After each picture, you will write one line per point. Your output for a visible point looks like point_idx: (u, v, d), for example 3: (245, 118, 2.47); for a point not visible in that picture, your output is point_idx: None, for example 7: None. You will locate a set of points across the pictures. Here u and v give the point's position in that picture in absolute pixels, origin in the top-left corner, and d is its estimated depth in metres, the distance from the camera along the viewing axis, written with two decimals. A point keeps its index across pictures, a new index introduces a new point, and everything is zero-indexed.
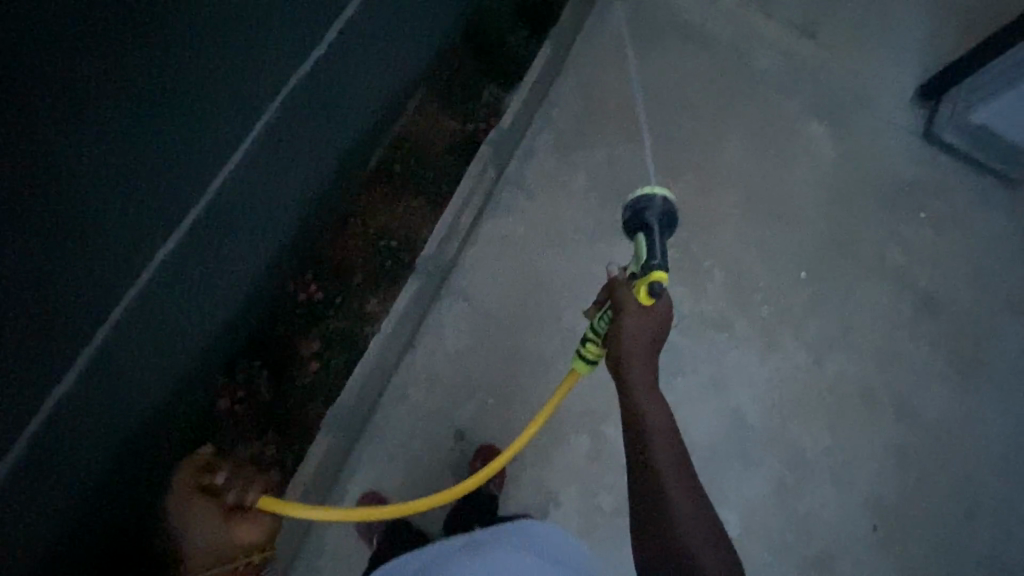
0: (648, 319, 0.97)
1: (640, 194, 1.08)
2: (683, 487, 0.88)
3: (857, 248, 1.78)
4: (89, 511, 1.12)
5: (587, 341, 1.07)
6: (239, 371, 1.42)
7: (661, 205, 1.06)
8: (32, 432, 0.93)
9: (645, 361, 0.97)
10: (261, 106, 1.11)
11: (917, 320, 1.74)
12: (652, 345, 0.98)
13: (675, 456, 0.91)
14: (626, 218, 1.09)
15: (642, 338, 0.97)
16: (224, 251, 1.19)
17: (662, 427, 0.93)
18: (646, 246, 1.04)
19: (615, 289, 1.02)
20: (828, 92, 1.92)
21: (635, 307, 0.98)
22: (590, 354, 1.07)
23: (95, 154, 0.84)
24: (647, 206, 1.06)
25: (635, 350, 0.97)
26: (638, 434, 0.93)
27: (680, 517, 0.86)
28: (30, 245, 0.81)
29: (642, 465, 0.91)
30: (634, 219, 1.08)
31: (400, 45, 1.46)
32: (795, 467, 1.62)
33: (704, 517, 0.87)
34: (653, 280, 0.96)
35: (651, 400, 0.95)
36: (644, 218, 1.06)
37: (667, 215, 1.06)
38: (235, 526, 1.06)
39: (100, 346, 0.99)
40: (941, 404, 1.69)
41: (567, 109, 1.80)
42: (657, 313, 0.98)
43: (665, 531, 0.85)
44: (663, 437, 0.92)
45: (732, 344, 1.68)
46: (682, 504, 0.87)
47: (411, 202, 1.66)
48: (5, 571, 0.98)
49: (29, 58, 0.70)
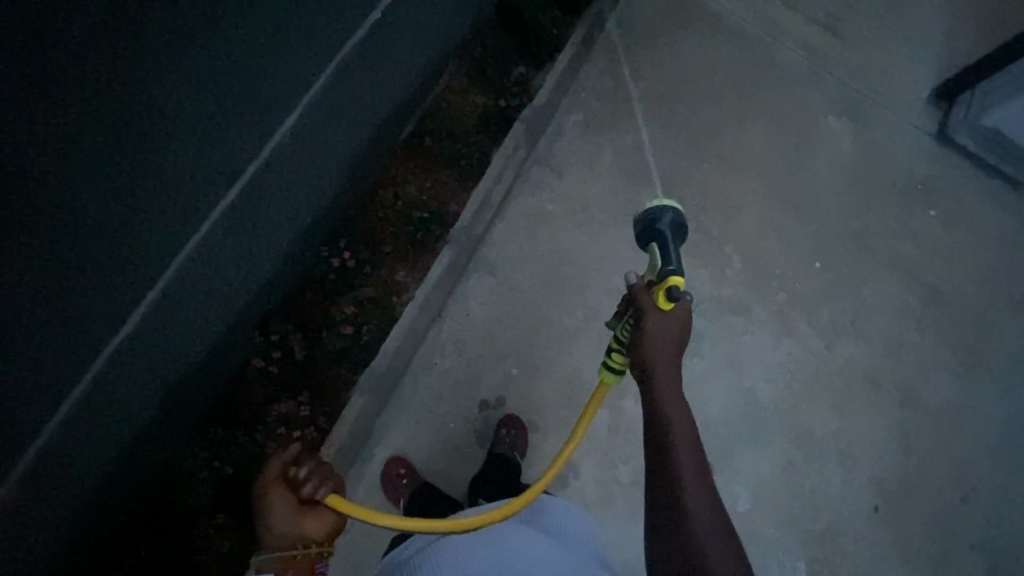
0: (669, 323, 0.96)
1: (651, 206, 1.11)
2: (703, 493, 0.83)
3: (870, 242, 1.84)
4: (135, 455, 1.16)
5: (612, 351, 1.04)
6: (273, 331, 1.46)
7: (672, 216, 1.09)
8: (96, 372, 0.96)
9: (667, 364, 0.93)
10: (318, 68, 1.12)
11: (923, 312, 1.81)
12: (675, 350, 0.95)
13: (696, 457, 0.87)
14: (638, 230, 1.12)
15: (665, 342, 0.94)
16: (275, 208, 1.22)
17: (683, 430, 0.89)
18: (659, 253, 1.06)
19: (635, 296, 1.00)
20: (849, 88, 1.96)
21: (656, 311, 0.96)
22: (614, 364, 1.04)
23: (176, 104, 0.87)
24: (658, 218, 1.09)
25: (658, 354, 0.94)
26: (658, 437, 0.89)
27: (697, 524, 0.81)
28: (110, 189, 0.84)
29: (660, 471, 0.87)
30: (646, 231, 1.10)
31: (441, 16, 1.48)
32: (803, 448, 1.68)
33: (722, 524, 0.83)
34: (672, 284, 0.96)
35: (674, 404, 0.91)
36: (656, 227, 1.08)
37: (677, 224, 1.09)
38: (306, 517, 1.01)
39: (161, 293, 1.02)
40: (941, 394, 1.76)
41: (596, 90, 1.83)
42: (678, 319, 0.96)
43: (680, 539, 0.81)
44: (686, 442, 0.88)
45: (748, 327, 1.73)
46: (700, 511, 0.82)
47: (444, 173, 1.65)
48: (60, 505, 1.02)
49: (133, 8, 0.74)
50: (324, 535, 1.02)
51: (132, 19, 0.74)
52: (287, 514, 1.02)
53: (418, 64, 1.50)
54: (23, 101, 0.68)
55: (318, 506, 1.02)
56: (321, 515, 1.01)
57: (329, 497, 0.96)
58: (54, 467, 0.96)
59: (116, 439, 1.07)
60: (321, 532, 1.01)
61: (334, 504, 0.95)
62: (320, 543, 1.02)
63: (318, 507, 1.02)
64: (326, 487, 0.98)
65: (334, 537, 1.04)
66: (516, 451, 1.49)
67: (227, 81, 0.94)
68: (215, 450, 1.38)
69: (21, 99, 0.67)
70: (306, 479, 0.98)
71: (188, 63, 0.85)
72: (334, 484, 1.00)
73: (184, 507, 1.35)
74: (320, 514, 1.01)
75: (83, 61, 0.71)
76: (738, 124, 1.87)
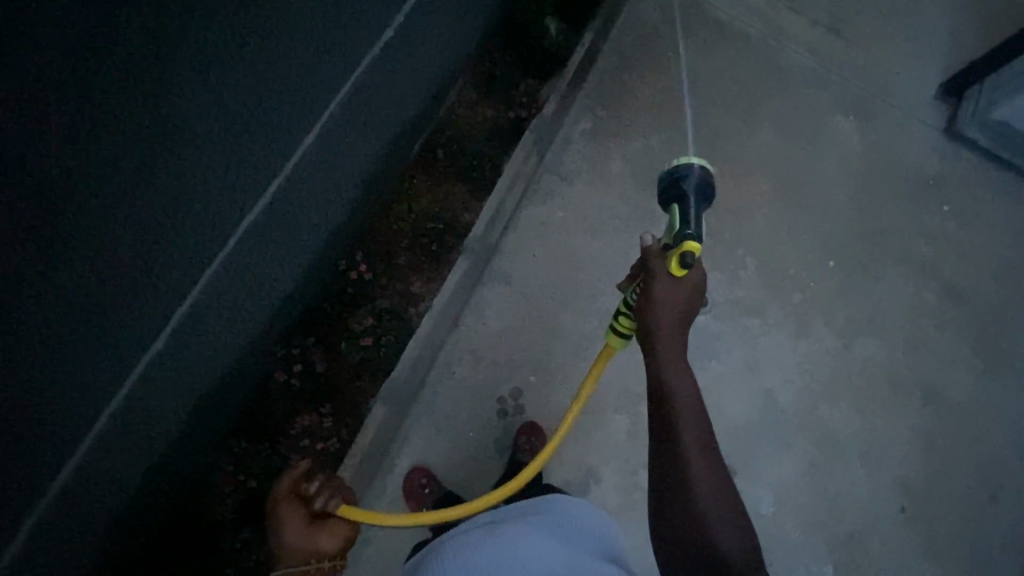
0: (676, 289, 0.99)
1: (680, 165, 1.13)
2: (704, 455, 0.88)
3: (884, 239, 1.84)
4: (168, 464, 1.18)
5: (620, 315, 1.10)
6: (295, 345, 1.49)
7: (698, 176, 1.11)
8: (131, 385, 0.98)
9: (672, 330, 0.98)
10: (336, 87, 1.16)
11: (941, 307, 1.80)
12: (682, 317, 0.99)
13: (699, 431, 0.90)
14: (664, 188, 1.14)
15: (672, 308, 0.99)
16: (294, 225, 1.25)
17: (687, 403, 0.92)
18: (680, 214, 1.08)
19: (648, 260, 1.03)
20: (855, 88, 1.97)
21: (667, 277, 1.00)
22: (622, 330, 1.10)
23: (206, 119, 0.90)
24: (685, 176, 1.11)
25: (663, 324, 0.98)
26: (662, 406, 0.93)
27: (699, 485, 0.85)
28: (146, 205, 0.87)
29: (664, 445, 0.90)
30: (672, 189, 1.13)
31: (448, 33, 1.51)
32: (826, 448, 1.67)
33: (724, 487, 0.87)
34: (687, 250, 0.96)
35: (678, 371, 0.95)
36: (681, 186, 1.10)
37: (702, 184, 1.11)
38: (320, 531, 1.01)
39: (191, 307, 1.05)
40: (964, 390, 1.74)
41: (602, 99, 1.85)
42: (690, 286, 0.99)
43: (683, 502, 0.85)
44: (690, 410, 0.92)
45: (764, 329, 1.73)
46: (706, 488, 0.85)
47: (454, 186, 1.68)
48: (96, 517, 1.04)
49: (173, 40, 0.78)
50: (338, 547, 1.01)
51: (169, 47, 0.78)
52: (299, 530, 1.01)
53: (428, 79, 1.54)
54: (70, 125, 0.70)
55: (330, 519, 1.02)
56: (334, 527, 1.02)
57: (340, 508, 1.00)
58: (90, 481, 0.98)
59: (146, 454, 1.09)
60: (335, 545, 1.01)
61: (344, 513, 1.00)
62: (333, 556, 1.01)
63: (331, 520, 1.02)
64: (337, 498, 1.01)
65: (347, 549, 1.03)
66: None
67: (251, 94, 0.96)
68: (241, 462, 1.40)
69: (75, 123, 0.71)
70: (316, 493, 1.01)
71: (217, 85, 0.89)
72: (344, 495, 1.04)
73: (213, 518, 1.37)
74: (333, 525, 1.01)
75: (130, 87, 0.75)
76: (745, 128, 1.89)
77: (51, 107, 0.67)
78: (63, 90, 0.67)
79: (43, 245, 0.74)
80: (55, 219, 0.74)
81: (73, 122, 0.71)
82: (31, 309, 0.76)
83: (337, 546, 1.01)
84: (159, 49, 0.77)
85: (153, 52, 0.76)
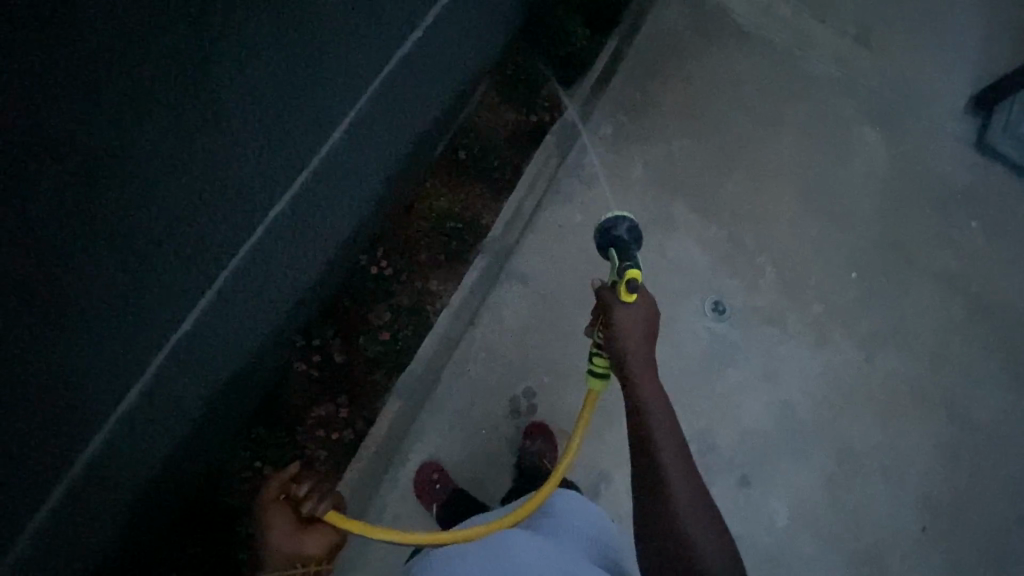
0: (633, 315, 0.98)
1: (608, 218, 1.15)
2: (691, 492, 0.89)
3: (909, 251, 1.80)
4: (188, 448, 1.22)
5: (594, 356, 1.09)
6: (315, 336, 1.51)
7: (628, 224, 1.13)
8: (157, 365, 1.01)
9: (644, 360, 0.97)
10: (364, 85, 1.18)
11: (968, 323, 1.75)
12: (647, 343, 0.98)
13: (678, 451, 0.91)
14: (597, 239, 1.15)
15: (634, 334, 0.97)
16: (318, 217, 1.27)
17: (663, 425, 0.93)
18: (618, 258, 1.09)
19: (600, 295, 1.03)
20: (882, 99, 1.95)
21: (621, 305, 0.99)
22: (599, 369, 1.09)
23: (240, 109, 0.92)
24: (615, 226, 1.13)
25: (630, 352, 0.97)
26: (640, 433, 0.93)
27: (686, 519, 0.87)
28: (183, 190, 0.89)
29: (645, 472, 0.92)
30: (604, 238, 1.14)
31: (473, 36, 1.54)
32: (844, 461, 1.63)
33: (710, 516, 0.88)
34: (630, 277, 0.98)
35: (658, 409, 0.94)
36: (612, 235, 1.12)
37: (633, 232, 1.13)
38: (305, 536, 1.06)
39: (218, 292, 1.08)
40: (991, 407, 1.69)
41: (625, 104, 1.86)
42: (643, 310, 0.99)
43: (675, 550, 0.86)
44: (672, 450, 0.91)
45: (783, 338, 1.71)
46: (687, 509, 0.87)
47: (475, 186, 1.70)
48: (115, 496, 1.06)
49: (212, 29, 0.81)
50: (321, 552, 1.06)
51: (205, 34, 0.80)
52: (286, 534, 1.05)
53: (453, 81, 1.56)
54: (114, 105, 0.73)
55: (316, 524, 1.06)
56: (319, 532, 1.06)
57: (328, 514, 0.97)
58: (114, 456, 1.01)
59: (168, 435, 1.13)
60: (320, 548, 1.06)
61: (329, 519, 0.98)
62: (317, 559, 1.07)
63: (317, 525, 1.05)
64: (325, 502, 1.00)
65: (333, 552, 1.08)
66: (544, 457, 1.48)
67: (285, 85, 0.98)
68: (257, 451, 1.43)
69: (119, 104, 0.74)
70: (305, 496, 1.01)
71: (252, 78, 0.91)
72: (332, 500, 1.02)
73: (228, 505, 1.39)
74: (319, 532, 1.05)
75: (173, 73, 0.78)
76: (768, 136, 1.88)
77: (94, 84, 0.70)
78: (104, 66, 0.70)
79: (88, 218, 0.77)
80: (94, 200, 0.77)
81: (112, 104, 0.73)
82: (70, 282, 0.79)
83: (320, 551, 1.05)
84: (198, 34, 0.79)
85: (192, 38, 0.79)
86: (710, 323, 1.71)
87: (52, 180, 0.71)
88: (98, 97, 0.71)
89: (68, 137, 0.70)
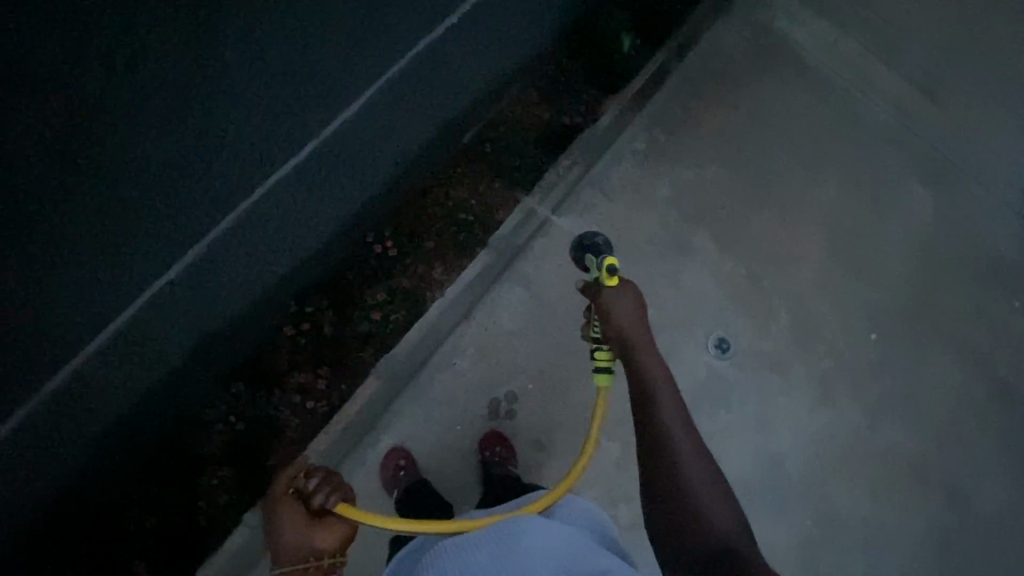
0: (624, 296, 1.01)
1: (582, 236, 1.38)
2: (696, 457, 0.91)
3: (938, 322, 1.70)
4: (163, 388, 1.25)
5: (596, 350, 1.08)
6: (308, 304, 1.52)
7: (599, 237, 1.37)
8: (135, 311, 1.03)
9: (642, 338, 0.99)
10: (389, 63, 1.17)
11: (988, 407, 1.64)
12: (641, 321, 1.00)
13: (681, 419, 0.94)
14: (576, 252, 1.33)
15: (626, 312, 1.00)
16: (325, 188, 1.27)
17: (665, 395, 0.95)
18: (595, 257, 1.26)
19: (589, 288, 1.06)
20: (939, 157, 1.83)
21: (611, 289, 1.02)
22: (603, 363, 1.08)
23: (254, 72, 0.91)
24: (590, 238, 1.35)
25: (627, 330, 0.99)
26: (643, 407, 0.96)
27: (692, 483, 0.89)
28: (180, 144, 0.88)
29: (652, 443, 0.94)
30: (581, 248, 1.33)
31: (513, 30, 1.51)
32: (826, 527, 1.55)
33: (715, 477, 0.91)
34: (608, 265, 1.05)
35: (659, 381, 0.97)
36: (588, 243, 1.33)
37: (606, 242, 1.34)
38: (318, 527, 0.92)
39: (207, 248, 1.08)
40: (996, 499, 1.58)
41: (662, 121, 1.80)
42: (630, 290, 1.02)
43: (686, 516, 0.88)
44: (681, 430, 0.93)
45: (785, 388, 1.64)
46: (693, 470, 0.90)
47: (493, 181, 1.68)
48: (76, 426, 1.09)
49: None
50: (338, 544, 0.93)
51: None
52: (295, 527, 0.92)
53: (487, 71, 1.53)
54: (103, 50, 0.70)
55: (326, 516, 0.93)
56: (332, 524, 0.93)
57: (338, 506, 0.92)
58: (80, 392, 1.04)
59: (141, 374, 1.16)
60: (335, 542, 0.92)
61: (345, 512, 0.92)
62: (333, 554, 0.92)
63: (328, 516, 0.93)
64: (337, 494, 0.93)
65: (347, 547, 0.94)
66: (507, 465, 1.46)
67: (303, 56, 0.96)
68: (233, 405, 1.45)
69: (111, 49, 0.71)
70: (315, 489, 0.93)
71: (268, 41, 0.89)
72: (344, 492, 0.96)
73: (196, 454, 1.42)
74: (331, 524, 0.93)
75: (177, 26, 0.76)
76: (807, 177, 1.79)
77: (84, 34, 0.68)
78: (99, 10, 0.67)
79: (72, 168, 0.78)
80: (79, 141, 0.76)
81: (107, 51, 0.71)
82: (45, 223, 0.80)
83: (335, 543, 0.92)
84: None
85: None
86: (711, 359, 1.65)
87: (22, 121, 0.69)
88: (85, 39, 0.68)
89: (52, 77, 0.68)
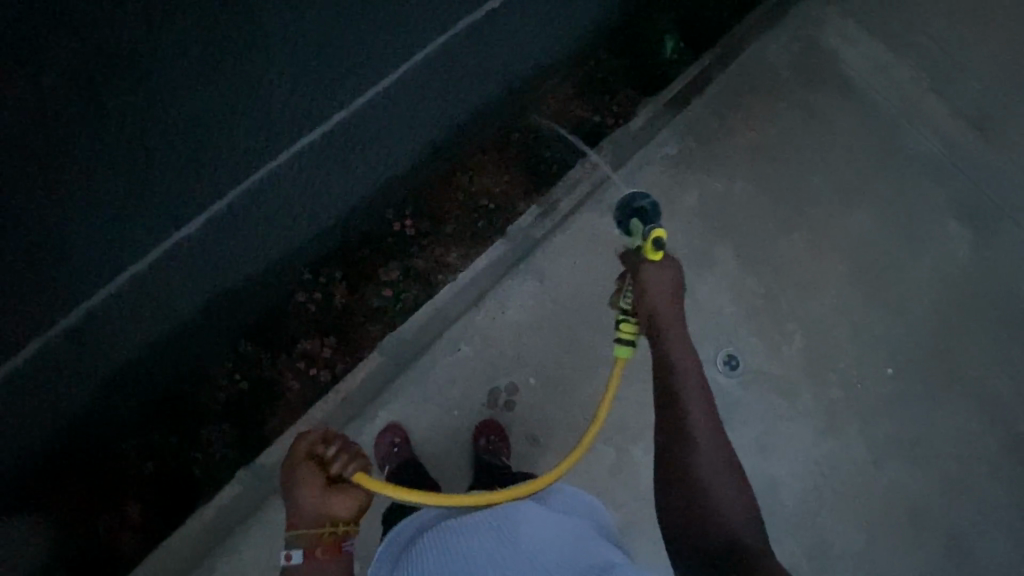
0: (662, 273, 1.00)
1: (626, 195, 1.21)
2: (712, 439, 0.91)
3: (959, 366, 1.64)
4: (174, 336, 1.28)
5: (621, 321, 1.06)
6: (323, 272, 1.53)
7: (651, 198, 1.17)
8: (151, 260, 1.05)
9: (673, 316, 0.99)
10: (425, 41, 1.16)
11: (1000, 460, 1.58)
12: (674, 300, 0.99)
13: (701, 402, 0.94)
14: (620, 215, 1.18)
15: (662, 289, 0.99)
16: (349, 159, 1.28)
17: (689, 376, 0.95)
18: (641, 225, 1.11)
19: (628, 258, 1.05)
20: (981, 196, 1.76)
21: (650, 264, 1.01)
22: (626, 335, 1.06)
23: (288, 34, 0.91)
24: (635, 199, 1.17)
25: (659, 308, 0.99)
26: (666, 383, 0.96)
27: (703, 463, 0.89)
28: (209, 97, 0.90)
29: (669, 420, 0.94)
30: (626, 210, 1.17)
31: (555, 19, 1.49)
32: (814, 558, 1.52)
33: (728, 462, 0.91)
34: (656, 237, 1.01)
35: (684, 362, 0.97)
36: (636, 205, 1.16)
37: (654, 204, 1.16)
38: (333, 495, 0.94)
39: (226, 206, 1.09)
40: (995, 554, 1.53)
41: (698, 128, 1.76)
42: (670, 268, 1.01)
43: (694, 494, 0.88)
44: (701, 411, 0.93)
45: (790, 413, 1.60)
46: (708, 451, 0.90)
47: (518, 171, 1.67)
48: (85, 361, 1.13)
49: None
50: (353, 513, 0.95)
51: None
52: (313, 493, 0.94)
53: (523, 59, 1.52)
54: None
55: (343, 486, 0.94)
56: (347, 492, 0.94)
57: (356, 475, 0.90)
58: (92, 332, 1.07)
59: (152, 320, 1.19)
60: (350, 511, 0.95)
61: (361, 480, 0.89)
62: (348, 521, 0.95)
63: (345, 485, 0.94)
64: (355, 464, 0.92)
65: (362, 516, 0.97)
66: (499, 456, 1.46)
67: (338, 23, 0.96)
68: (239, 363, 1.48)
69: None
70: (334, 458, 0.92)
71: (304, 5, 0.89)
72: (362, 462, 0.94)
73: (198, 405, 1.45)
74: (346, 493, 0.94)
75: None
76: (840, 201, 1.74)
77: None
78: None
79: (101, 107, 0.80)
80: (109, 79, 0.78)
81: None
82: (69, 158, 0.82)
83: (350, 512, 0.94)
84: None
85: None
86: (717, 375, 1.62)
87: (57, 53, 0.72)
88: None
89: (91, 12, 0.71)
